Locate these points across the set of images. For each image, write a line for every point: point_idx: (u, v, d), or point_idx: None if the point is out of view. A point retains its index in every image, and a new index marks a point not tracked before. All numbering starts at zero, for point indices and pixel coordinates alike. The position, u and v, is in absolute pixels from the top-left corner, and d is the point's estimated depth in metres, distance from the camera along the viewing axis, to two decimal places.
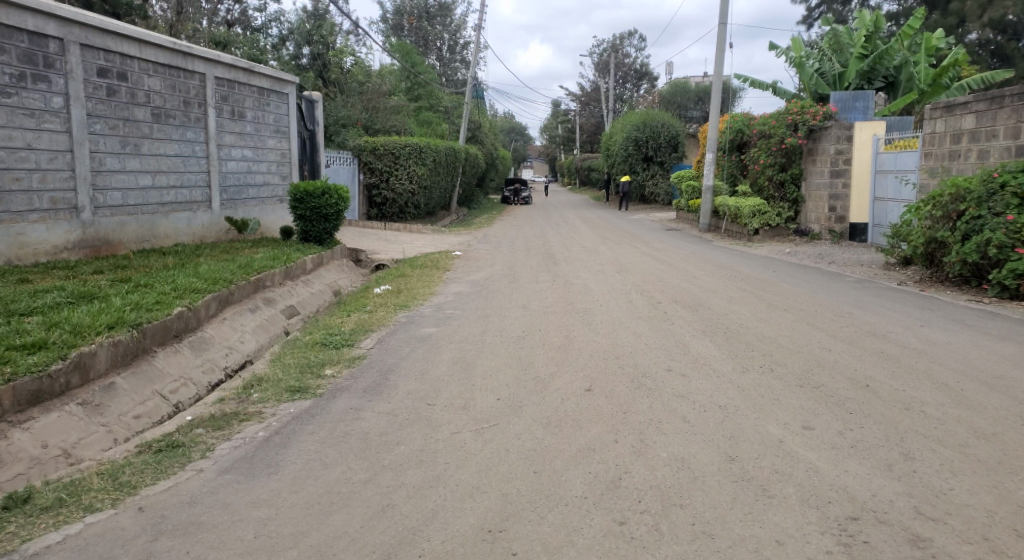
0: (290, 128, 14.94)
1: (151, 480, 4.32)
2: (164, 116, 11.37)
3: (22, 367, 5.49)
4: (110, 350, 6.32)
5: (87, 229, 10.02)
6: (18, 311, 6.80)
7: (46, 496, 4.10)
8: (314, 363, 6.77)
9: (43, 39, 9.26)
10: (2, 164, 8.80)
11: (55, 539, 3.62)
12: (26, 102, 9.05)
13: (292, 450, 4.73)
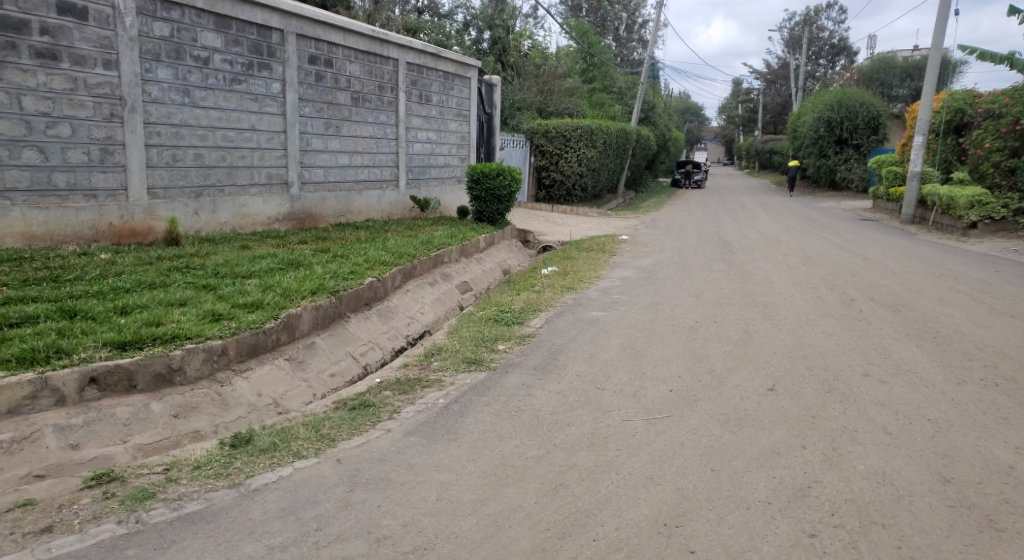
0: (471, 111, 15.44)
1: (347, 434, 4.69)
2: (362, 100, 12.18)
3: (244, 323, 6.17)
4: (312, 313, 6.92)
5: (295, 203, 11.01)
6: (239, 274, 7.62)
7: (263, 439, 4.58)
8: (488, 338, 6.99)
9: (268, 31, 10.23)
10: (231, 144, 9.89)
11: (271, 478, 4.02)
12: (252, 88, 10.08)
13: (470, 420, 4.92)
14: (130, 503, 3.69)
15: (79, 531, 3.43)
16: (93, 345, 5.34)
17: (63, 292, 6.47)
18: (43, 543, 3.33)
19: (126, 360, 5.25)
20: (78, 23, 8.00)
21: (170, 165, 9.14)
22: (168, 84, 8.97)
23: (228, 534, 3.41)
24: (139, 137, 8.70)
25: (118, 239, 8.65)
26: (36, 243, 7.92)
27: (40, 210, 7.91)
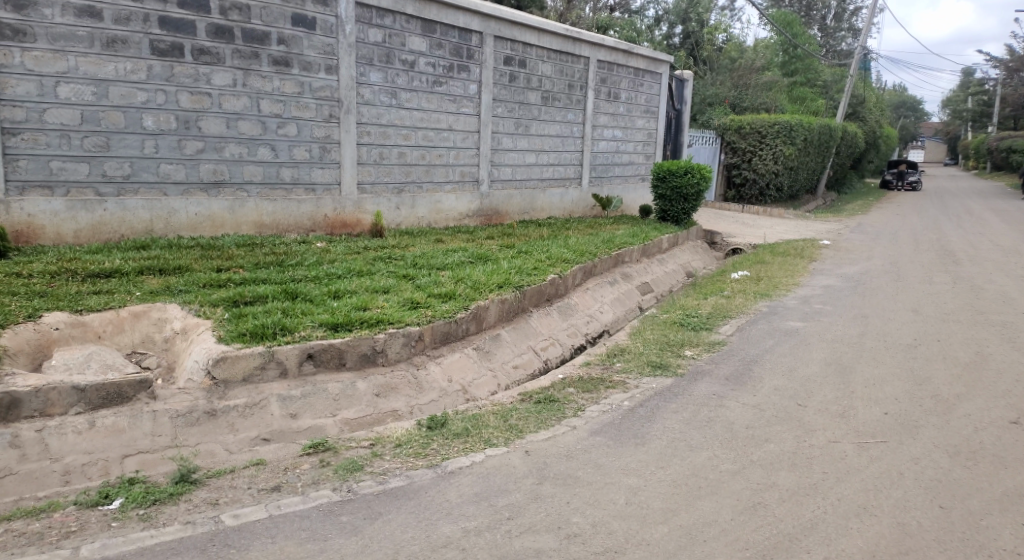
0: (660, 108, 15.16)
1: (534, 427, 4.78)
2: (552, 98, 12.37)
3: (438, 312, 6.49)
4: (498, 306, 7.14)
5: (485, 200, 11.42)
6: (433, 265, 8.03)
7: (456, 424, 4.79)
8: (674, 342, 6.83)
9: (468, 34, 10.67)
10: (430, 144, 10.45)
11: (465, 462, 4.19)
12: (451, 89, 10.59)
13: (658, 425, 4.83)
14: (342, 472, 4.00)
15: (301, 493, 3.76)
16: (311, 324, 5.88)
17: (286, 276, 7.19)
18: (273, 500, 3.69)
19: (338, 340, 5.72)
20: (308, 32, 8.82)
21: (377, 163, 9.83)
22: (378, 87, 9.65)
23: (427, 513, 3.60)
24: (353, 135, 9.44)
25: (331, 229, 9.46)
26: (265, 231, 8.88)
27: (269, 202, 8.84)
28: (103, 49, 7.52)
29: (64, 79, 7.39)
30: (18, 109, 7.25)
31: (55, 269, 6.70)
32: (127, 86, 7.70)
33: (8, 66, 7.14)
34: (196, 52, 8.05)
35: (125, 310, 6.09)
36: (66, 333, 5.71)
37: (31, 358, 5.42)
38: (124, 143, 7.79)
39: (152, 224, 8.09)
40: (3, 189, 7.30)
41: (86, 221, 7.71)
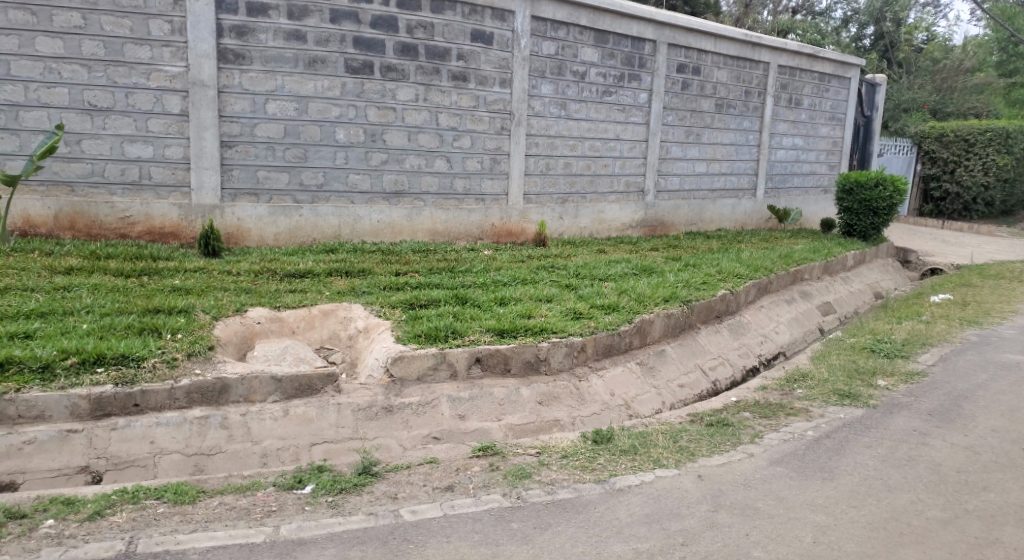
0: (847, 115, 14.17)
1: (707, 451, 4.60)
2: (726, 106, 11.94)
3: (601, 324, 6.44)
4: (664, 320, 6.97)
5: (651, 211, 11.23)
6: (597, 276, 8.00)
7: (624, 440, 4.71)
8: (863, 370, 6.32)
9: (641, 43, 10.57)
10: (597, 153, 10.44)
11: (634, 481, 4.11)
12: (621, 99, 10.52)
13: (848, 460, 4.48)
14: (512, 478, 4.07)
15: (473, 496, 3.87)
16: (479, 329, 6.05)
17: (457, 281, 7.45)
18: (447, 500, 3.82)
19: (504, 346, 5.84)
20: (485, 47, 9.11)
21: (544, 173, 9.97)
22: (549, 98, 9.79)
23: (598, 529, 3.57)
24: (523, 146, 9.64)
25: (497, 238, 9.69)
26: (437, 237, 9.25)
27: (443, 210, 9.22)
28: (305, 69, 8.23)
29: (272, 97, 8.18)
30: (234, 124, 8.12)
31: (258, 269, 7.39)
32: (324, 102, 8.37)
33: (228, 86, 8.03)
34: (384, 69, 8.57)
35: (316, 309, 6.60)
36: (266, 327, 6.28)
37: (237, 348, 6.00)
38: (319, 154, 8.48)
39: (340, 230, 8.72)
40: (218, 196, 8.21)
41: (284, 226, 8.47)
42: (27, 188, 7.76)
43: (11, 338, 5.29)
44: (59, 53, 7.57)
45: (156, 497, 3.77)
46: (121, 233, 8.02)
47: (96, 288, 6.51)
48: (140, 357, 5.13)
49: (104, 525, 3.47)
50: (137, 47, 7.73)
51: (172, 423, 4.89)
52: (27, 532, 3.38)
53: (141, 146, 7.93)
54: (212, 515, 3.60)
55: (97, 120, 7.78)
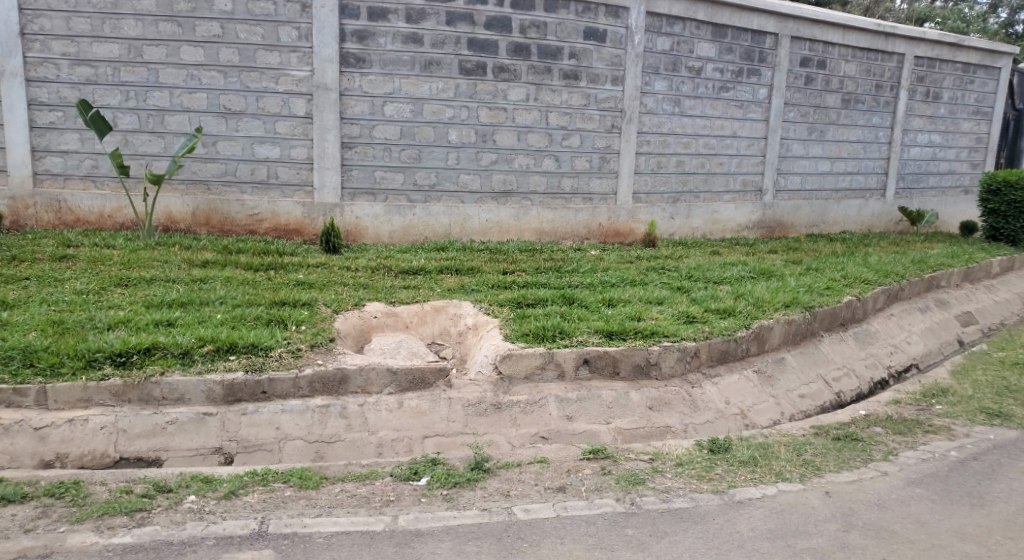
0: (993, 109, 13.12)
1: (835, 467, 4.39)
2: (854, 101, 11.32)
3: (716, 329, 6.25)
4: (784, 326, 6.69)
5: (768, 211, 10.81)
6: (711, 279, 7.79)
7: (742, 451, 4.56)
8: (1013, 389, 5.83)
9: (762, 36, 10.20)
10: (712, 151, 10.15)
11: (755, 494, 3.98)
12: (738, 95, 10.19)
13: (998, 486, 4.16)
14: (625, 483, 4.03)
15: (586, 498, 3.85)
16: (588, 330, 6.01)
17: (565, 281, 7.44)
18: (560, 501, 3.82)
19: (614, 348, 5.78)
20: (598, 45, 9.04)
21: (655, 172, 9.78)
22: (663, 96, 9.60)
23: (718, 541, 3.48)
24: (634, 145, 9.50)
25: (605, 238, 9.60)
26: (545, 237, 9.26)
27: (550, 210, 9.22)
28: (421, 71, 8.45)
29: (390, 99, 8.45)
30: (354, 126, 8.45)
31: (374, 265, 7.66)
32: (438, 103, 8.57)
33: (349, 89, 8.36)
34: (497, 69, 8.67)
35: (428, 305, 6.77)
36: (382, 321, 6.50)
37: (355, 340, 6.24)
38: (432, 154, 8.69)
39: (450, 229, 8.90)
40: (338, 196, 8.57)
41: (398, 224, 8.73)
42: (169, 187, 8.39)
43: (156, 325, 5.73)
44: (199, 61, 8.15)
45: (283, 481, 3.98)
46: (250, 229, 8.52)
47: (229, 281, 6.95)
48: (268, 346, 5.44)
49: (239, 504, 3.70)
50: (268, 53, 8.19)
51: (296, 411, 5.14)
52: (173, 506, 3.65)
53: (270, 147, 8.40)
54: (335, 501, 3.76)
55: (231, 123, 8.31)
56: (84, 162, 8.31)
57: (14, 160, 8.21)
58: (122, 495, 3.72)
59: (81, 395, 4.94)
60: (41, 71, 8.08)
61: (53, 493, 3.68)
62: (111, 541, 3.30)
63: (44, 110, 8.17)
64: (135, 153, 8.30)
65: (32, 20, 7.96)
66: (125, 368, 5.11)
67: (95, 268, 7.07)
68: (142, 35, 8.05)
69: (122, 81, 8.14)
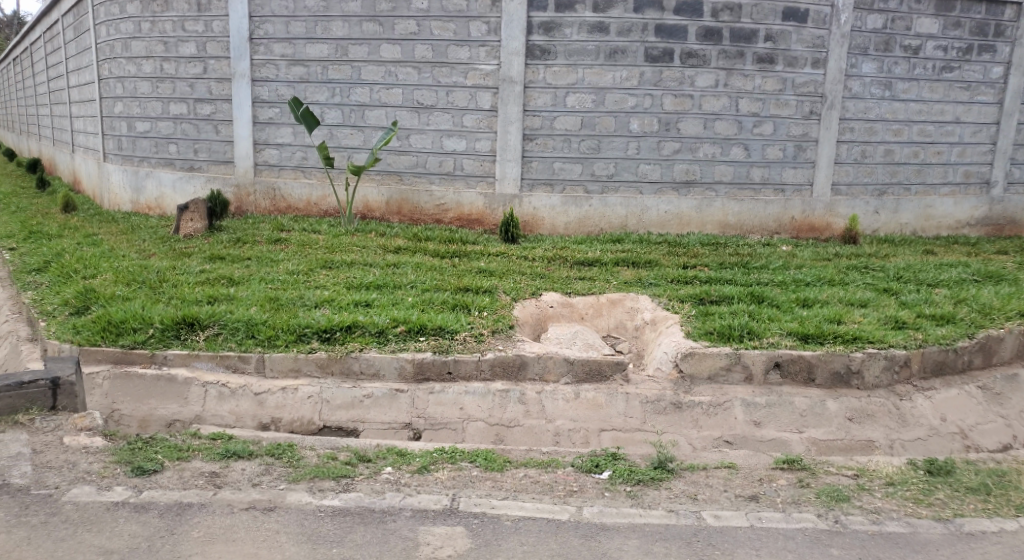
0: None
1: None
2: None
3: (932, 337, 5.66)
4: (1017, 338, 5.92)
5: (995, 206, 9.61)
6: (924, 281, 7.06)
7: (968, 475, 4.07)
8: None
9: (999, 7, 9.04)
10: (929, 139, 9.17)
11: (989, 527, 3.53)
12: (965, 75, 9.12)
13: None
14: (827, 499, 3.75)
15: (783, 511, 3.63)
16: (779, 332, 5.66)
17: (752, 278, 7.06)
18: (753, 510, 3.63)
19: (808, 353, 5.41)
20: (799, 26, 8.45)
21: (859, 162, 9.02)
22: (871, 78, 8.80)
23: None
24: (834, 133, 8.79)
25: (798, 233, 9.00)
26: (730, 231, 8.86)
27: (737, 202, 8.79)
28: (606, 60, 8.36)
29: (573, 90, 8.46)
30: (536, 118, 8.56)
31: (551, 255, 7.73)
32: (621, 92, 8.45)
33: (533, 81, 8.47)
34: (685, 55, 8.38)
35: (604, 297, 6.71)
36: (558, 311, 6.53)
37: (532, 329, 6.32)
38: (612, 145, 8.59)
39: (627, 220, 8.77)
40: (519, 186, 8.73)
41: (575, 215, 8.75)
42: (367, 177, 8.97)
43: (354, 305, 6.15)
44: (397, 58, 8.62)
45: (470, 461, 4.12)
46: (437, 218, 8.92)
47: (418, 267, 7.31)
48: (453, 330, 5.66)
49: (431, 479, 3.88)
50: (458, 48, 8.48)
51: (479, 393, 5.31)
52: (373, 475, 3.89)
53: (457, 140, 8.72)
54: (520, 485, 3.84)
55: (423, 117, 8.72)
56: (296, 154, 9.11)
57: (240, 152, 9.18)
58: (328, 460, 4.03)
59: (292, 365, 5.42)
60: (263, 71, 8.94)
61: (273, 453, 4.06)
62: (322, 502, 3.58)
63: (265, 107, 9.04)
64: (339, 147, 8.97)
65: (258, 25, 8.83)
66: (329, 343, 5.54)
67: (304, 251, 7.72)
68: (348, 35, 8.65)
69: (330, 79, 8.81)
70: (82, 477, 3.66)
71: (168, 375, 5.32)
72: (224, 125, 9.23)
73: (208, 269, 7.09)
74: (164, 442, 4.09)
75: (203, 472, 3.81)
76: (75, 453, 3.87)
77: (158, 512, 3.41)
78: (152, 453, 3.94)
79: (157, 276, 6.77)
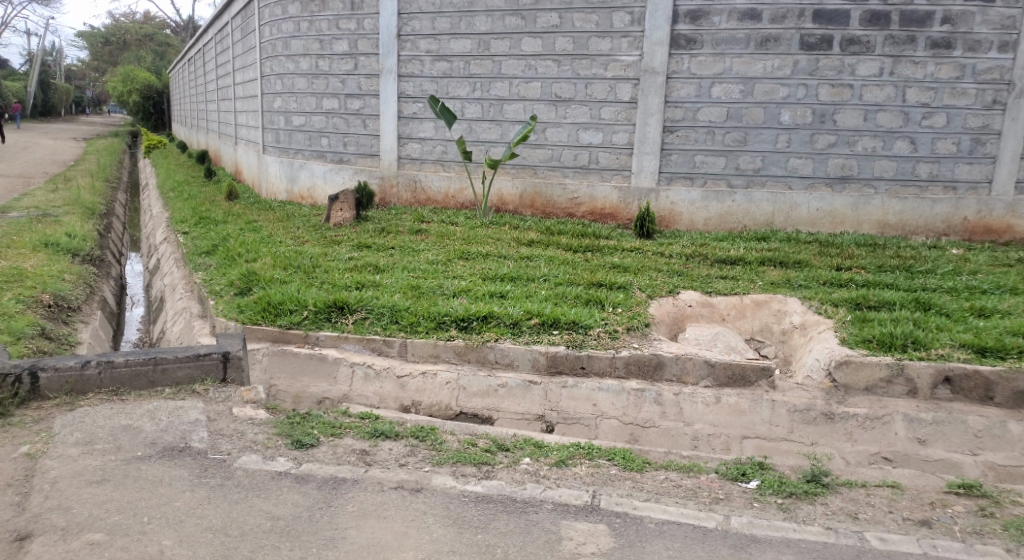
0: None
1: None
2: None
3: None
4: None
5: None
6: None
7: None
8: None
9: None
10: None
11: None
12: None
13: None
14: (1014, 532, 3.38)
15: (962, 541, 3.32)
16: (950, 343, 5.18)
17: (917, 283, 6.51)
18: (925, 537, 3.35)
19: (986, 368, 4.93)
20: (984, 6, 7.62)
21: None
22: None
23: None
24: (1021, 125, 7.84)
25: (970, 235, 8.16)
26: (889, 231, 8.20)
27: (899, 199, 8.11)
28: (757, 49, 7.98)
29: (719, 80, 8.15)
30: (678, 109, 8.32)
31: (691, 252, 7.49)
32: (772, 82, 8.04)
33: (677, 72, 8.24)
34: (846, 42, 7.83)
35: (748, 298, 6.40)
36: (697, 311, 6.30)
37: (669, 328, 6.14)
38: (760, 137, 8.20)
39: (774, 217, 8.35)
40: (656, 180, 8.53)
41: (716, 211, 8.45)
42: (503, 170, 9.06)
43: (491, 296, 6.22)
44: (538, 51, 8.64)
45: (608, 458, 4.05)
46: (570, 212, 8.88)
47: (552, 260, 7.30)
48: (587, 325, 5.59)
49: (570, 474, 3.85)
50: (600, 40, 8.38)
51: (613, 391, 5.22)
52: (512, 465, 3.91)
53: (594, 132, 8.63)
54: (661, 488, 3.73)
55: (561, 110, 8.69)
56: (436, 148, 9.34)
57: (385, 146, 9.53)
58: (469, 446, 4.09)
59: (431, 351, 5.56)
60: (409, 67, 9.23)
61: (417, 436, 4.17)
62: (465, 487, 3.64)
63: (409, 102, 9.33)
64: (477, 140, 9.12)
65: (406, 22, 9.12)
66: (466, 332, 5.65)
67: (442, 242, 7.91)
68: (491, 30, 8.76)
69: (472, 73, 8.96)
70: (250, 445, 3.91)
71: (319, 354, 5.61)
72: (371, 120, 9.62)
73: (356, 257, 7.41)
74: (319, 418, 4.31)
75: (354, 449, 3.98)
76: (243, 423, 4.14)
77: (317, 484, 3.59)
78: (309, 428, 4.16)
79: (311, 261, 7.15)
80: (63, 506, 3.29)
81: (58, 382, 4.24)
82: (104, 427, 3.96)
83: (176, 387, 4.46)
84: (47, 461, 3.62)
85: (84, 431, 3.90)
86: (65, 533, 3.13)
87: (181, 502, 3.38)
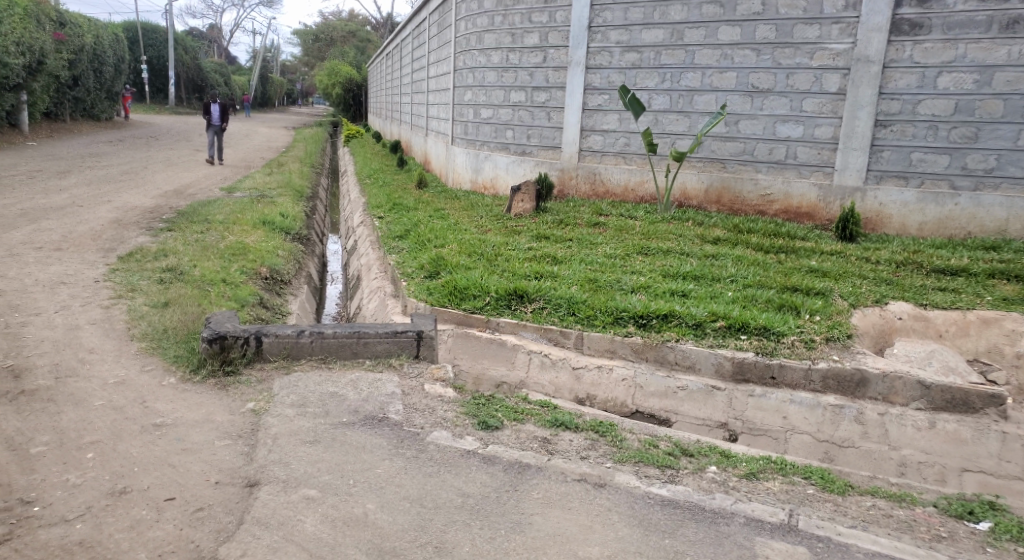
0: None
1: None
2: None
3: None
4: None
5: None
6: None
7: None
8: None
9: None
10: None
11: None
12: None
13: None
14: None
15: None
16: None
17: None
18: None
19: None
20: None
21: None
22: None
23: None
24: None
25: None
26: None
27: None
28: (1000, 33, 7.09)
29: (948, 69, 7.31)
30: (894, 101, 7.58)
31: (901, 259, 6.78)
32: (1017, 71, 7.08)
33: (896, 60, 7.50)
34: None
35: (973, 314, 5.69)
36: (908, 325, 5.70)
37: (874, 341, 5.60)
38: (996, 133, 7.26)
39: (1008, 223, 7.35)
40: (863, 178, 7.84)
41: (933, 214, 7.61)
42: (688, 164, 8.71)
43: (672, 294, 5.99)
44: (735, 40, 8.21)
45: (803, 477, 3.73)
46: (761, 210, 8.39)
47: (739, 260, 6.92)
48: (780, 332, 5.19)
49: (762, 489, 3.59)
50: (807, 27, 7.81)
51: (806, 404, 4.85)
52: (698, 472, 3.72)
53: (793, 125, 8.06)
54: (868, 516, 3.39)
55: (757, 102, 8.20)
56: (620, 140, 9.18)
57: (568, 138, 9.52)
58: (650, 447, 3.94)
59: (608, 346, 5.43)
60: (598, 58, 9.13)
61: (597, 429, 4.08)
62: (650, 489, 3.50)
63: (596, 94, 9.24)
64: (663, 133, 8.85)
65: (598, 13, 9.02)
66: (645, 329, 5.44)
67: (621, 236, 7.78)
68: (686, 19, 8.45)
69: (663, 64, 8.69)
70: (439, 422, 4.02)
71: (499, 339, 5.68)
72: (556, 112, 9.64)
73: (535, 247, 7.45)
74: (502, 401, 4.35)
75: (535, 436, 3.97)
76: (433, 399, 4.28)
77: (503, 467, 3.61)
78: (493, 411, 4.21)
79: (492, 249, 7.29)
80: (282, 461, 3.56)
81: (278, 346, 4.60)
82: (315, 392, 4.25)
83: (376, 360, 4.71)
84: (268, 418, 3.94)
85: (298, 394, 4.21)
86: (286, 486, 3.37)
87: (381, 470, 3.53)
